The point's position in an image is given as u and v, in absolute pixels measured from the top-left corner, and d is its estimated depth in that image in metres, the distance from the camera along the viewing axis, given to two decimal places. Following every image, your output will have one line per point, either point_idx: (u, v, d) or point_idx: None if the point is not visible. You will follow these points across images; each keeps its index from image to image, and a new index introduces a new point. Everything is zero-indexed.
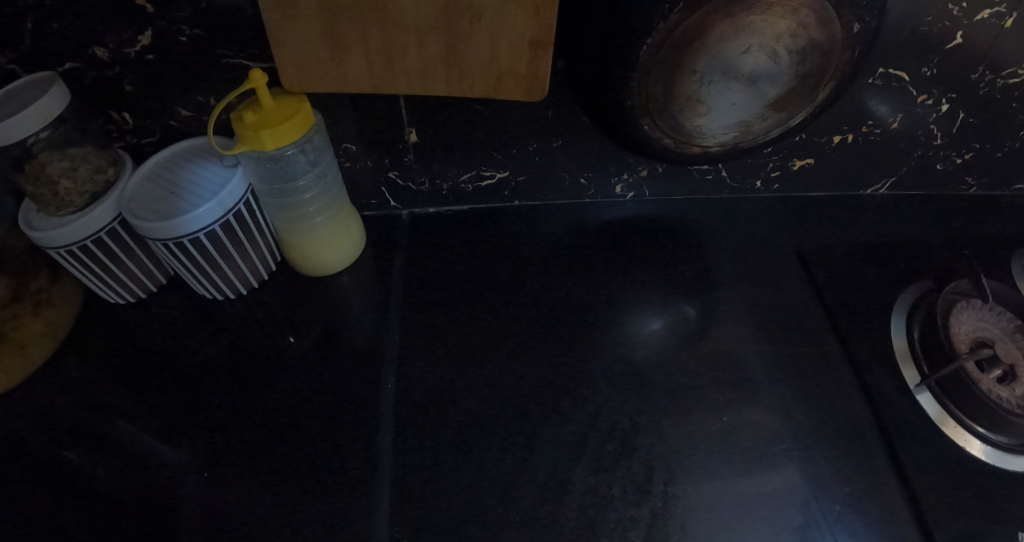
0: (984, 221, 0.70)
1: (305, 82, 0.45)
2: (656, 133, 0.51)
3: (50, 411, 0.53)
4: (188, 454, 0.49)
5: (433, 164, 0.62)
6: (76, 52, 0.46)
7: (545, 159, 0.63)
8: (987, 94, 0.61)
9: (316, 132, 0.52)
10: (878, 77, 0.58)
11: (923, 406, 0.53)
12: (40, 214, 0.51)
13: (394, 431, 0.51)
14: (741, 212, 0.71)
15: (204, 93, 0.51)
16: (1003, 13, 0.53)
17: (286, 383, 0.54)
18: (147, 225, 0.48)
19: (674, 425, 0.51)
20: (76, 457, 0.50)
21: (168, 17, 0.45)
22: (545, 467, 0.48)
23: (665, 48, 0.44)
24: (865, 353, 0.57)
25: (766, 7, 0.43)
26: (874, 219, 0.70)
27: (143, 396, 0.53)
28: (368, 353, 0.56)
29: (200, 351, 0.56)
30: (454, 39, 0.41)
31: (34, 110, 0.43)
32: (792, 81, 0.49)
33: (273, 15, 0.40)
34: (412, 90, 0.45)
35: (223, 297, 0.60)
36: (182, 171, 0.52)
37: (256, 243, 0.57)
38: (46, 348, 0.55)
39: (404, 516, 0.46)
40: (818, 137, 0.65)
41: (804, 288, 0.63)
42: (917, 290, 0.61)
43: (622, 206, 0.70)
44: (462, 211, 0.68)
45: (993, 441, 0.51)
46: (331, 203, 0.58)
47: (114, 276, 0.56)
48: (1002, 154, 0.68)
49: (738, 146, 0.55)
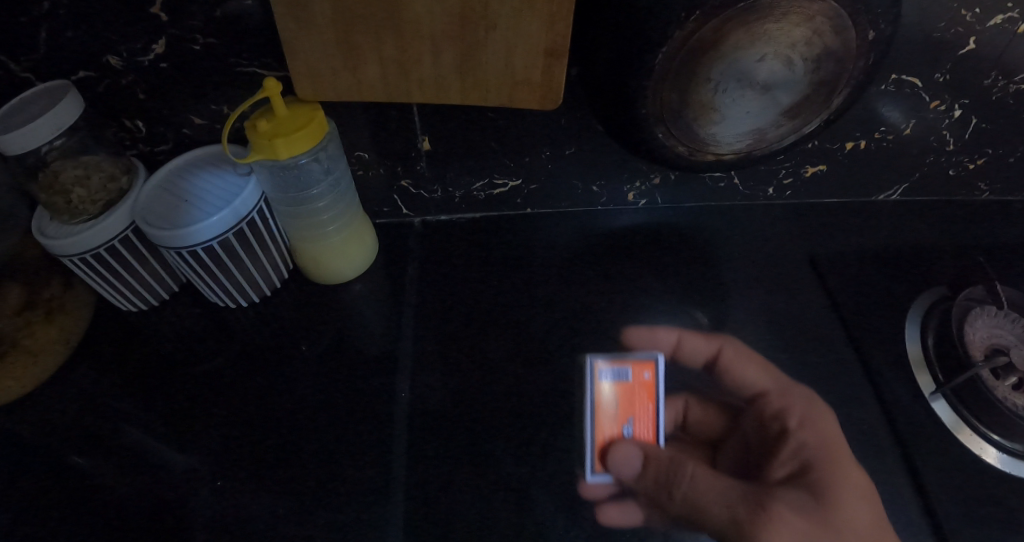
0: (996, 227, 0.69)
1: (318, 91, 0.45)
2: (669, 141, 0.51)
3: (62, 418, 0.53)
4: (200, 462, 0.49)
5: (445, 173, 0.62)
6: (89, 60, 0.46)
7: (557, 167, 0.63)
8: (1000, 99, 0.60)
9: (329, 141, 0.52)
10: (890, 83, 0.58)
11: (938, 414, 0.53)
12: (53, 222, 0.51)
13: (407, 439, 0.51)
14: (751, 219, 0.70)
15: (217, 102, 0.51)
16: (1016, 18, 0.53)
17: (298, 390, 0.54)
18: (160, 234, 0.48)
19: None
20: (88, 464, 0.50)
21: (181, 25, 0.45)
22: (559, 475, 0.48)
23: (680, 57, 0.44)
24: (880, 362, 0.56)
25: (781, 15, 0.43)
26: (886, 226, 0.70)
27: (155, 403, 0.53)
28: (380, 362, 0.56)
29: (213, 358, 0.56)
30: (468, 49, 0.41)
31: (47, 121, 0.43)
32: (807, 89, 0.49)
33: (287, 24, 0.40)
34: (427, 98, 0.45)
35: (234, 304, 0.60)
36: (194, 180, 0.52)
37: (268, 251, 0.57)
38: (58, 355, 0.55)
39: (418, 525, 0.45)
40: (830, 144, 0.65)
41: (816, 296, 0.62)
42: (931, 297, 0.61)
43: (634, 214, 0.69)
44: (473, 219, 0.68)
45: (1010, 449, 0.51)
46: (343, 212, 0.58)
47: (126, 284, 0.56)
48: (1015, 159, 0.68)
49: (751, 153, 0.55)
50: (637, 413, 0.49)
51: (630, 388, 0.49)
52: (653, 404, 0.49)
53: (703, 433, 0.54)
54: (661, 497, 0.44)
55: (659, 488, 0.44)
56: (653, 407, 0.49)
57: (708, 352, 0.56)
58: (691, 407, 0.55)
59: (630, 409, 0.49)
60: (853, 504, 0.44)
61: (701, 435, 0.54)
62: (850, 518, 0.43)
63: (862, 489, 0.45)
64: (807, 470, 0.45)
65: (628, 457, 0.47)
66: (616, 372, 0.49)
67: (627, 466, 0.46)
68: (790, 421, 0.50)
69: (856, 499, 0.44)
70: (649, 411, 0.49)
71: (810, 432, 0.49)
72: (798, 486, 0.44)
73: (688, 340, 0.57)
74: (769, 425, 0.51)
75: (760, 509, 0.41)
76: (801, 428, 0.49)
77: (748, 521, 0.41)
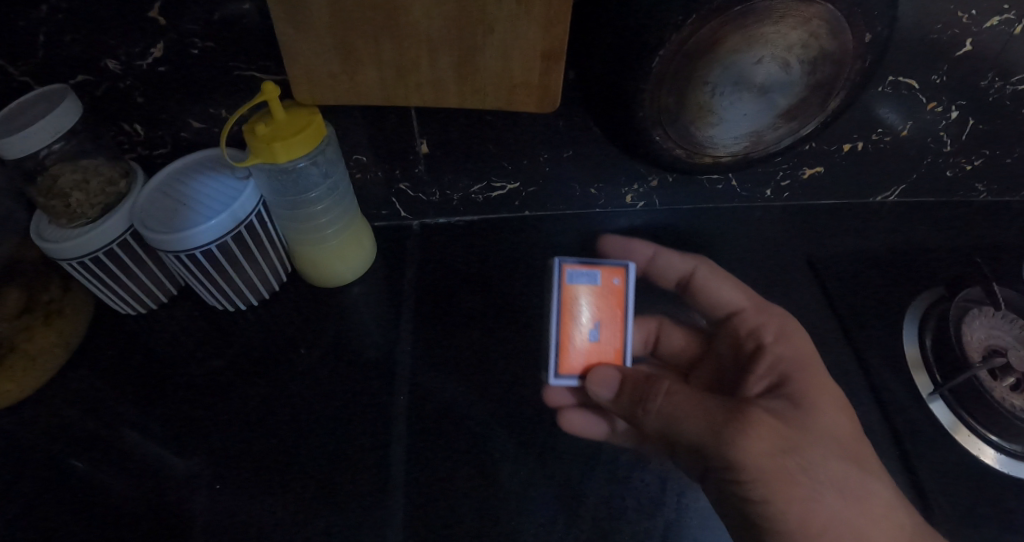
0: (993, 228, 0.70)
1: (316, 95, 0.45)
2: (667, 144, 0.51)
3: (61, 422, 0.53)
4: (199, 465, 0.49)
5: (444, 176, 0.62)
6: (88, 64, 0.46)
7: (555, 169, 0.63)
8: (997, 100, 0.61)
9: (328, 144, 0.52)
10: (887, 85, 0.58)
11: (937, 416, 0.53)
12: (52, 226, 0.51)
13: (406, 441, 0.51)
14: (749, 220, 0.71)
15: (215, 106, 0.51)
16: (1012, 20, 0.53)
17: (297, 393, 0.54)
18: (158, 237, 0.48)
19: None
20: (87, 468, 0.50)
21: (180, 29, 0.45)
22: (557, 478, 0.49)
23: (677, 60, 0.44)
24: (878, 364, 0.56)
25: (778, 17, 0.43)
26: (884, 227, 0.70)
27: (154, 406, 0.53)
28: (380, 365, 0.56)
29: (212, 362, 0.56)
30: (466, 52, 0.41)
31: (45, 124, 0.43)
32: (804, 92, 0.49)
33: (285, 29, 0.40)
34: (424, 101, 0.45)
35: (233, 308, 0.60)
36: (192, 183, 0.52)
37: (267, 254, 0.57)
38: (57, 359, 0.55)
39: (417, 527, 0.46)
40: (827, 146, 0.65)
41: (815, 298, 0.62)
42: (929, 298, 0.61)
43: (632, 216, 0.70)
44: (472, 221, 0.68)
45: (1008, 450, 0.51)
46: (342, 215, 0.58)
47: (125, 288, 0.56)
48: (1012, 160, 0.68)
49: (749, 155, 0.55)
50: (605, 319, 0.52)
51: (601, 291, 0.52)
52: (621, 309, 0.52)
53: (676, 357, 0.61)
54: (636, 414, 0.45)
55: (633, 403, 0.46)
56: (621, 313, 0.52)
57: (681, 270, 0.61)
58: (665, 330, 0.62)
59: (600, 313, 0.52)
60: (833, 415, 0.45)
61: (673, 357, 0.61)
62: (831, 425, 0.44)
63: (831, 396, 0.46)
64: (784, 382, 0.47)
65: (607, 380, 0.48)
66: (589, 275, 0.52)
67: (603, 384, 0.48)
68: (766, 337, 0.52)
69: (834, 410, 0.45)
70: (616, 318, 0.52)
71: (785, 345, 0.50)
72: (776, 396, 0.46)
73: (663, 257, 0.62)
74: (744, 343, 0.54)
75: (734, 412, 0.42)
76: (776, 342, 0.51)
77: (725, 425, 0.41)
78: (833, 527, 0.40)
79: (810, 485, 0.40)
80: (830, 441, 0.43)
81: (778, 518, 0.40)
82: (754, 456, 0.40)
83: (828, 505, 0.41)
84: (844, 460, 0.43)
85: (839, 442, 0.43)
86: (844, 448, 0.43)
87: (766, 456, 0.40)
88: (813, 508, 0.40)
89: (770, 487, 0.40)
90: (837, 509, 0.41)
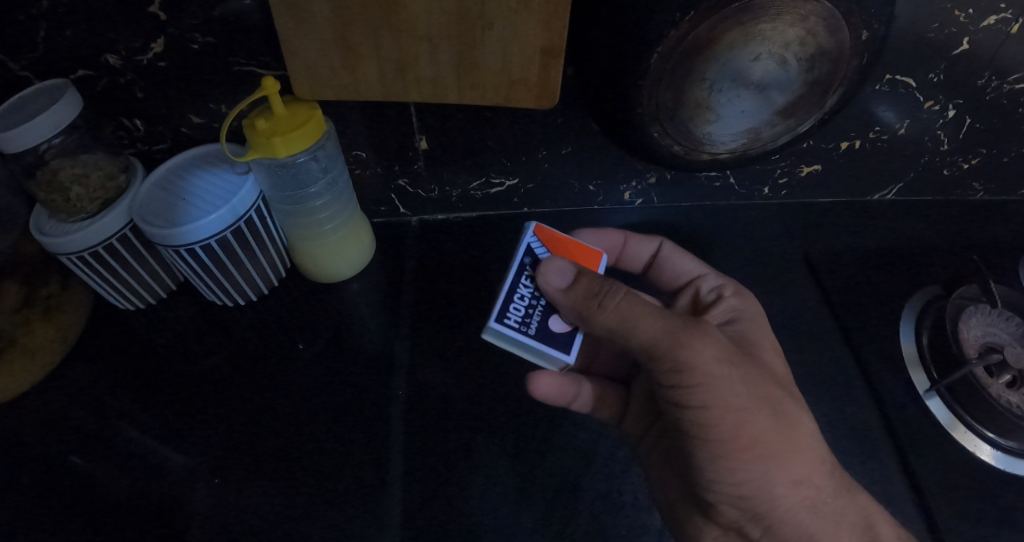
0: (989, 227, 0.70)
1: (315, 90, 0.45)
2: (665, 140, 0.51)
3: (59, 416, 0.53)
4: (196, 460, 0.49)
5: (442, 172, 0.62)
6: (87, 59, 0.46)
7: (554, 166, 0.63)
8: (994, 99, 0.61)
9: (328, 139, 0.53)
10: (884, 84, 0.58)
11: (933, 412, 0.53)
12: (51, 221, 0.52)
13: (405, 435, 0.51)
14: (747, 220, 0.71)
15: (215, 101, 0.51)
16: (1008, 19, 0.53)
17: (296, 388, 0.54)
18: (157, 232, 0.48)
19: (626, 448, 0.51)
20: (82, 462, 0.50)
21: (180, 24, 0.45)
22: (555, 473, 0.49)
23: (676, 55, 0.44)
24: (874, 360, 0.57)
25: (775, 15, 0.43)
26: (879, 225, 0.70)
27: (152, 400, 0.54)
28: (378, 360, 0.56)
29: (210, 357, 0.57)
30: (466, 49, 0.42)
31: (45, 118, 0.43)
32: (800, 89, 0.50)
33: (286, 24, 0.40)
34: (424, 98, 0.46)
35: (232, 303, 0.60)
36: (190, 177, 0.52)
37: (266, 250, 0.57)
38: (56, 352, 0.55)
39: (415, 521, 0.46)
40: (825, 144, 0.65)
41: (812, 296, 0.63)
42: (926, 295, 0.61)
43: (630, 213, 0.70)
44: (470, 218, 0.69)
45: (1003, 446, 0.51)
46: (340, 211, 0.58)
47: (124, 283, 0.56)
48: (1009, 159, 0.68)
49: (746, 152, 0.55)
50: None
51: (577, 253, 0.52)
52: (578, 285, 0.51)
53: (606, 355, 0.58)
54: (590, 310, 0.42)
55: (591, 298, 0.42)
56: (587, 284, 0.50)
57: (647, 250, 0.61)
58: (669, 251, 0.59)
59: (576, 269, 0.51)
60: (773, 357, 0.47)
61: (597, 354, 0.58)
62: (778, 369, 0.46)
63: (771, 346, 0.48)
64: (732, 325, 0.49)
65: (560, 270, 0.44)
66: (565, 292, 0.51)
67: (562, 275, 0.44)
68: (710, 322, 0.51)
69: (772, 353, 0.47)
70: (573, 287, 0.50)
71: (741, 300, 0.52)
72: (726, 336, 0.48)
73: (633, 240, 0.60)
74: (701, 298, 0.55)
75: (688, 327, 0.41)
76: (734, 297, 0.52)
77: (679, 329, 0.41)
78: (762, 443, 0.40)
79: (748, 400, 0.40)
80: (744, 386, 0.41)
81: (711, 422, 0.40)
82: (702, 361, 0.40)
83: (761, 422, 0.40)
84: (780, 389, 0.43)
85: (747, 387, 0.41)
86: (764, 398, 0.42)
87: (713, 362, 0.40)
88: (746, 419, 0.40)
89: (714, 389, 0.40)
90: (770, 430, 0.41)
